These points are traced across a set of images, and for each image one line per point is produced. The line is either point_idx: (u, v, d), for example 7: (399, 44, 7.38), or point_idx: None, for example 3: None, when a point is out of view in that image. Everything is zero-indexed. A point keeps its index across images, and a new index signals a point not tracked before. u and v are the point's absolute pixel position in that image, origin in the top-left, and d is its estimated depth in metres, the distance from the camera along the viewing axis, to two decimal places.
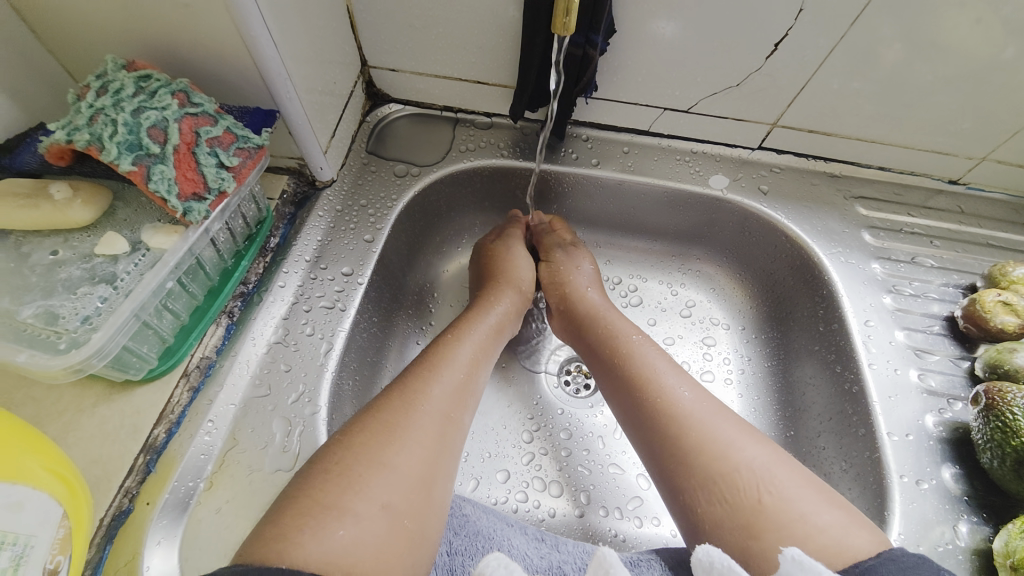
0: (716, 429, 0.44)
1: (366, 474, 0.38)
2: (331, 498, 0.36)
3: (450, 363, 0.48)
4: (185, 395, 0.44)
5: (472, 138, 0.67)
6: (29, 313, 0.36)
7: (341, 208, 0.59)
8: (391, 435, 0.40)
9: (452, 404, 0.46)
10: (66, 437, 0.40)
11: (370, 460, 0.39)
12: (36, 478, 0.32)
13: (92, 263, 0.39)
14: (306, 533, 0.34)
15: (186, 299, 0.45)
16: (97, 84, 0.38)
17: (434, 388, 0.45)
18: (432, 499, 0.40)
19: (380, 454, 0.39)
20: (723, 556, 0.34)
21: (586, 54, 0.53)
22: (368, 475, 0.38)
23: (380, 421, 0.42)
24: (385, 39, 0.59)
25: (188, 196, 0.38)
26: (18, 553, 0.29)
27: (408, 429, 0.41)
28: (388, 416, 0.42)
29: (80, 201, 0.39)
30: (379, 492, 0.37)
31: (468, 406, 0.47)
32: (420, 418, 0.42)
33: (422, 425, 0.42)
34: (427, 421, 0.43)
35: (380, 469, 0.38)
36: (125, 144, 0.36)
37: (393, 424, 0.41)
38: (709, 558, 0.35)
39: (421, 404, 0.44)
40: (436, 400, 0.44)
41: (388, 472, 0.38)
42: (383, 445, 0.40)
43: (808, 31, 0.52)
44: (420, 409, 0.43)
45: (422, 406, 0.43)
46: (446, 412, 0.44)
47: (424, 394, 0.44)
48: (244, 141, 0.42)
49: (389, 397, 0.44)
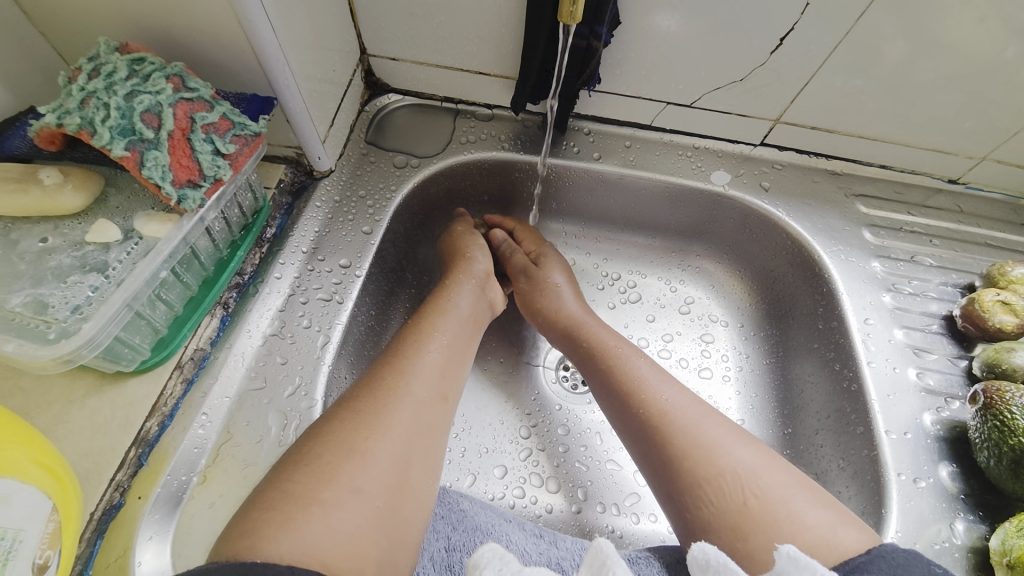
0: (701, 433, 0.43)
1: (337, 462, 0.37)
2: (301, 488, 0.36)
3: (425, 352, 0.47)
4: (179, 387, 0.43)
5: (473, 130, 0.66)
6: (17, 301, 0.35)
7: (339, 198, 0.58)
8: (361, 422, 0.40)
9: (429, 391, 0.45)
10: (56, 429, 0.39)
11: (340, 448, 0.38)
12: (24, 471, 0.31)
13: (83, 252, 0.38)
14: (275, 527, 0.33)
15: (180, 289, 0.44)
16: (88, 66, 0.37)
17: (408, 376, 0.45)
18: (410, 482, 0.39)
19: (351, 441, 0.38)
20: (719, 553, 0.34)
21: (590, 45, 0.52)
22: (339, 463, 0.37)
23: (350, 410, 0.41)
24: (385, 27, 0.58)
25: (182, 184, 0.37)
26: (7, 547, 0.29)
27: (379, 417, 0.41)
28: (358, 404, 0.41)
29: (71, 186, 0.38)
30: (350, 478, 0.37)
31: (447, 393, 0.47)
32: (394, 407, 0.42)
33: (396, 414, 0.41)
34: (402, 408, 0.42)
35: (351, 456, 0.38)
36: (118, 129, 0.35)
37: (362, 411, 0.41)
38: (705, 554, 0.34)
39: (393, 393, 0.43)
40: (411, 388, 0.44)
41: (360, 459, 0.38)
42: (353, 433, 0.39)
43: (814, 26, 0.51)
44: (393, 397, 0.42)
45: (396, 395, 0.43)
46: (423, 399, 0.44)
47: (400, 384, 0.44)
48: (241, 128, 0.41)
49: (358, 388, 0.43)
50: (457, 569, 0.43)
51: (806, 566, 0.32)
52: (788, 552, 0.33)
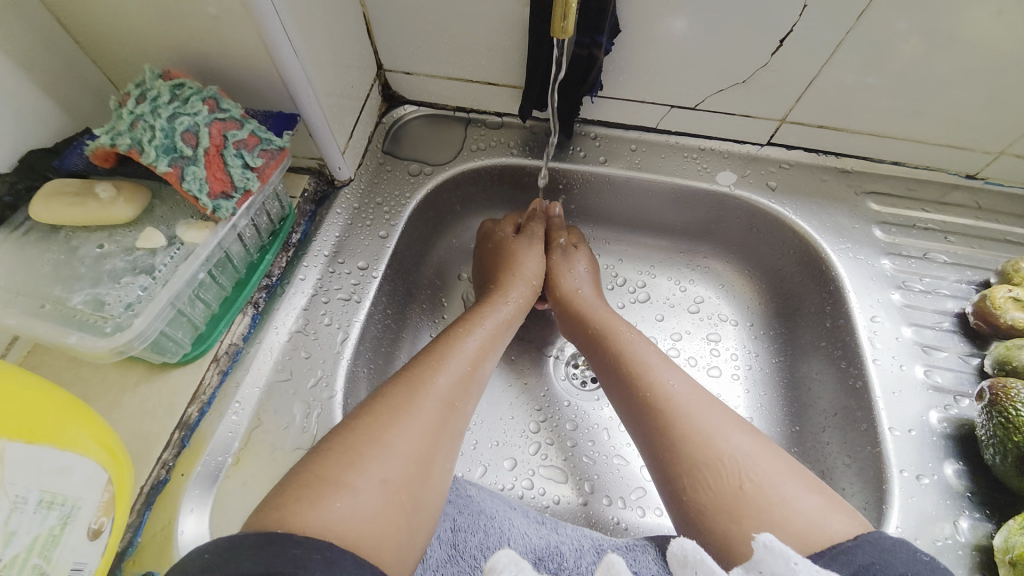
0: (702, 421, 0.45)
1: (363, 451, 0.40)
2: (333, 474, 0.38)
3: (456, 355, 0.50)
4: (215, 377, 0.48)
5: (484, 137, 0.69)
6: (78, 300, 0.40)
7: (358, 205, 0.62)
8: (395, 418, 0.43)
9: (456, 392, 0.48)
10: (111, 413, 0.44)
11: (365, 439, 0.41)
12: (83, 446, 0.36)
13: (134, 256, 0.42)
14: (306, 504, 0.36)
15: (216, 289, 0.48)
16: (136, 92, 0.41)
17: (437, 375, 0.48)
18: (428, 478, 0.42)
19: (380, 434, 0.41)
20: (697, 548, 0.36)
21: (591, 54, 0.55)
22: (368, 453, 0.40)
23: (379, 406, 0.44)
24: (400, 44, 0.62)
25: (217, 195, 0.42)
26: (66, 513, 0.33)
27: (407, 414, 0.43)
28: (389, 400, 0.44)
29: (123, 199, 0.43)
30: (373, 467, 0.40)
31: (470, 394, 0.49)
32: (423, 405, 0.45)
33: (422, 412, 0.44)
34: (428, 406, 0.45)
35: (380, 449, 0.41)
36: (162, 148, 0.39)
37: (391, 407, 0.44)
38: (683, 550, 0.36)
39: (423, 391, 0.46)
40: (439, 386, 0.47)
41: (383, 450, 0.41)
42: (378, 426, 0.42)
43: (813, 27, 0.52)
44: (420, 395, 0.45)
45: (426, 394, 0.46)
46: (449, 400, 0.47)
47: (427, 383, 0.47)
48: (267, 143, 0.45)
49: (394, 384, 0.46)
50: (461, 549, 0.45)
51: (779, 553, 0.34)
52: (764, 540, 0.35)
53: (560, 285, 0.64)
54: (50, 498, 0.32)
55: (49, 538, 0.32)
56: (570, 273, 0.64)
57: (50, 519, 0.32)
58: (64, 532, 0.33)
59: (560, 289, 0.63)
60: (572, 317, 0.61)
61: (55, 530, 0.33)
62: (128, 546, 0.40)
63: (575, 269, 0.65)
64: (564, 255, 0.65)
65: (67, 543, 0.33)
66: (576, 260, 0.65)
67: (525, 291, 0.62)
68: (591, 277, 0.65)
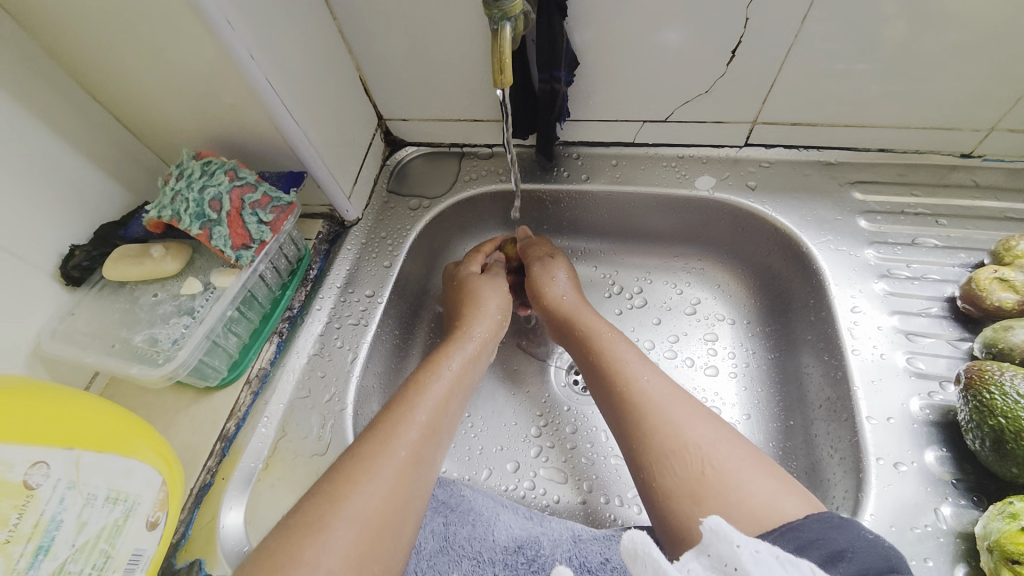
0: (671, 413, 0.48)
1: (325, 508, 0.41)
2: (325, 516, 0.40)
3: (421, 401, 0.52)
4: (248, 396, 0.57)
5: (475, 168, 0.77)
6: (139, 338, 0.50)
7: (366, 240, 0.71)
8: (379, 452, 0.46)
9: (422, 439, 0.49)
10: (169, 430, 0.55)
11: (329, 494, 0.42)
12: (142, 454, 0.45)
13: (179, 301, 0.53)
14: (304, 542, 0.39)
15: (245, 323, 0.58)
16: (177, 172, 0.52)
17: (403, 424, 0.49)
18: (392, 530, 0.42)
19: (363, 472, 0.44)
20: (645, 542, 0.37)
21: (553, 87, 0.61)
22: (354, 491, 0.42)
23: (347, 457, 0.45)
24: (394, 97, 0.71)
25: (239, 247, 0.52)
26: (127, 507, 0.42)
27: (371, 462, 0.45)
28: (355, 451, 0.46)
29: (170, 256, 0.54)
30: (333, 522, 0.40)
31: (436, 441, 0.50)
32: (407, 426, 0.49)
33: (387, 460, 0.45)
34: (393, 455, 0.46)
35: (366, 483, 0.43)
36: (194, 215, 0.49)
37: (357, 457, 0.45)
38: (633, 544, 0.38)
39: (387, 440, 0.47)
40: (407, 434, 0.48)
41: (343, 505, 0.41)
42: (344, 479, 0.43)
43: (761, 34, 0.56)
44: (386, 444, 0.46)
45: (408, 418, 0.49)
46: (416, 447, 0.48)
47: (395, 430, 0.48)
48: (277, 201, 0.55)
49: (382, 412, 0.50)
50: (452, 540, 0.50)
51: (724, 535, 0.37)
52: (711, 526, 0.38)
53: (545, 293, 0.67)
54: (116, 495, 0.42)
55: (114, 527, 0.41)
56: (550, 280, 0.68)
57: (116, 511, 0.41)
58: (127, 523, 0.42)
59: (545, 298, 0.67)
60: (559, 324, 0.65)
61: (119, 521, 0.42)
62: (182, 537, 0.49)
63: (556, 278, 0.68)
64: (542, 267, 0.69)
65: (129, 532, 0.42)
66: (555, 268, 0.69)
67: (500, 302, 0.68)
68: (573, 284, 0.69)
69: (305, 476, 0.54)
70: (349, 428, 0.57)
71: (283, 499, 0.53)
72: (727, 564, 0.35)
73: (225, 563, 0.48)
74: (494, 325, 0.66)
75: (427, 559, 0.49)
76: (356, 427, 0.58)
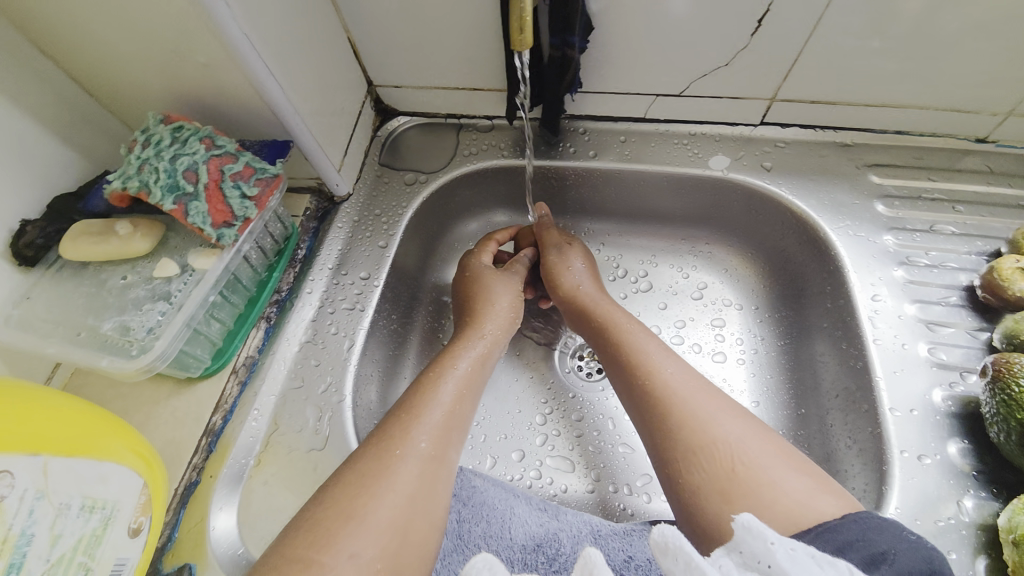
0: (698, 407, 0.46)
1: (335, 528, 0.38)
2: (300, 553, 0.37)
3: (431, 405, 0.49)
4: (235, 387, 0.53)
5: (475, 141, 0.71)
6: (109, 326, 0.45)
7: (358, 218, 0.66)
8: (374, 477, 0.42)
9: (436, 445, 0.46)
10: (147, 424, 0.50)
11: (340, 512, 0.39)
12: (120, 455, 0.41)
13: (153, 285, 0.47)
14: None
15: (229, 308, 0.53)
16: (142, 138, 0.46)
17: (413, 433, 0.46)
18: (410, 543, 0.40)
19: (348, 507, 0.40)
20: (676, 537, 0.35)
21: (565, 54, 0.56)
22: (336, 528, 0.38)
23: (355, 471, 0.43)
24: (386, 60, 0.64)
25: (220, 225, 0.46)
26: (107, 515, 0.39)
27: (383, 478, 0.42)
28: (363, 466, 0.43)
29: (139, 234, 0.48)
30: (347, 543, 0.38)
31: (450, 445, 0.47)
32: (414, 437, 0.45)
33: (399, 473, 0.43)
34: (406, 467, 0.43)
35: (349, 521, 0.39)
36: (166, 187, 0.44)
37: (366, 473, 0.42)
38: (665, 538, 0.36)
39: (397, 451, 0.44)
40: (418, 443, 0.45)
41: (358, 523, 0.39)
42: (355, 495, 0.40)
43: (792, 1, 0.51)
44: (397, 456, 0.43)
45: (416, 425, 0.46)
46: (429, 455, 0.45)
47: (405, 440, 0.45)
48: (262, 172, 0.48)
49: (388, 420, 0.47)
50: (466, 538, 0.49)
51: (757, 532, 0.35)
52: (743, 521, 0.36)
53: (560, 280, 0.65)
54: (91, 502, 0.38)
55: (92, 537, 0.38)
56: (567, 270, 0.65)
57: (93, 520, 0.38)
58: (107, 531, 0.39)
59: (560, 285, 0.65)
60: (576, 312, 0.63)
61: (97, 531, 0.38)
62: (166, 541, 0.46)
63: (572, 266, 0.65)
64: (559, 255, 0.66)
65: (109, 541, 0.39)
66: (571, 256, 0.66)
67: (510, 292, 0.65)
68: (590, 271, 0.66)
69: (301, 473, 0.50)
70: (348, 420, 0.53)
71: (278, 497, 0.49)
72: (760, 560, 0.33)
73: (218, 566, 0.45)
74: (502, 321, 0.62)
75: (441, 559, 0.47)
76: (355, 419, 0.54)
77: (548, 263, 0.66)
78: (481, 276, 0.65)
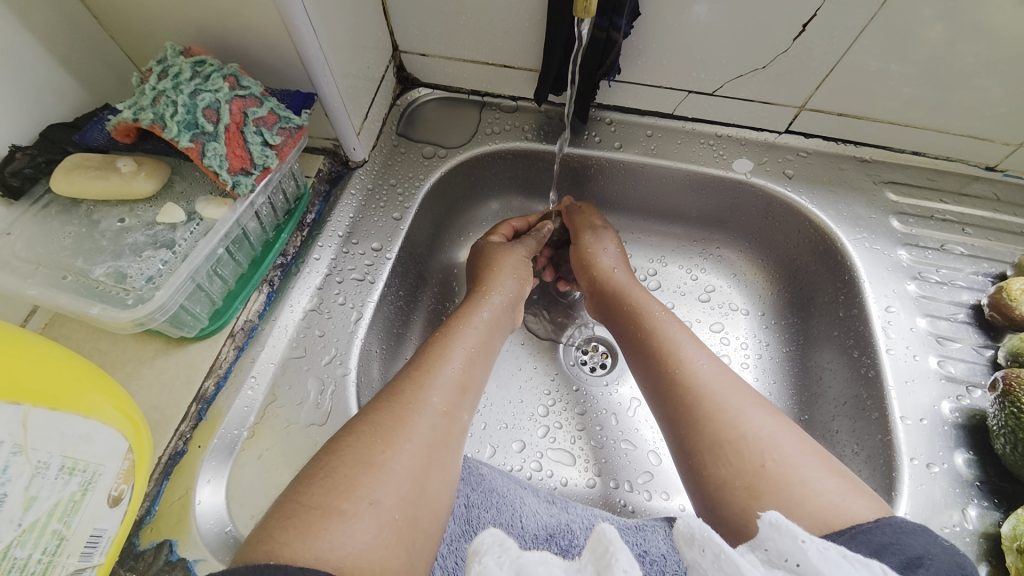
0: (727, 401, 0.45)
1: (353, 474, 0.36)
2: (316, 499, 0.35)
3: (444, 363, 0.47)
4: (231, 352, 0.49)
5: (498, 121, 0.69)
6: (100, 272, 0.41)
7: (372, 186, 0.62)
8: (378, 434, 0.39)
9: (449, 402, 0.44)
10: (131, 384, 0.45)
11: (357, 461, 0.37)
12: (105, 414, 0.36)
13: (155, 231, 0.44)
14: (293, 534, 0.33)
15: (233, 266, 0.49)
16: (158, 68, 0.42)
17: (426, 388, 0.44)
18: (427, 492, 0.39)
19: (366, 453, 0.38)
20: (703, 526, 0.33)
21: (609, 36, 0.55)
22: (354, 475, 0.36)
23: (367, 423, 0.40)
24: (416, 25, 0.61)
25: (237, 171, 0.43)
26: (87, 479, 0.34)
27: (397, 429, 0.40)
28: (375, 417, 0.41)
29: (143, 174, 0.44)
30: (365, 489, 0.36)
31: (465, 402, 0.46)
32: (430, 393, 0.43)
33: (414, 426, 0.41)
34: (420, 420, 0.41)
35: (367, 468, 0.37)
36: (184, 123, 0.40)
37: (378, 424, 0.40)
38: (689, 526, 0.34)
39: (412, 404, 0.42)
40: (431, 398, 0.43)
41: (377, 471, 0.37)
42: (369, 445, 0.38)
43: (839, 10, 0.51)
44: (411, 409, 0.42)
45: (432, 379, 0.45)
46: (443, 411, 0.43)
47: (417, 395, 0.43)
48: (286, 121, 0.45)
49: (403, 376, 0.45)
50: (475, 523, 0.47)
51: (786, 530, 0.32)
52: (770, 518, 0.34)
53: (596, 267, 0.63)
54: (72, 464, 0.33)
55: (69, 504, 0.33)
56: (604, 253, 0.64)
57: (72, 484, 0.33)
58: (85, 498, 0.34)
59: (596, 273, 0.63)
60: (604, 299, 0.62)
61: (75, 495, 0.33)
62: (145, 514, 0.41)
63: (606, 249, 0.64)
64: (593, 237, 0.65)
65: (87, 509, 0.34)
66: (607, 240, 0.65)
67: (517, 258, 0.62)
68: (623, 258, 0.65)
69: (297, 449, 0.46)
70: (351, 396, 0.50)
71: (270, 473, 0.45)
72: (788, 559, 0.32)
73: (203, 544, 0.41)
74: (516, 282, 0.60)
75: (448, 543, 0.46)
76: (358, 396, 0.51)
77: (582, 248, 0.65)
78: (489, 250, 0.63)
